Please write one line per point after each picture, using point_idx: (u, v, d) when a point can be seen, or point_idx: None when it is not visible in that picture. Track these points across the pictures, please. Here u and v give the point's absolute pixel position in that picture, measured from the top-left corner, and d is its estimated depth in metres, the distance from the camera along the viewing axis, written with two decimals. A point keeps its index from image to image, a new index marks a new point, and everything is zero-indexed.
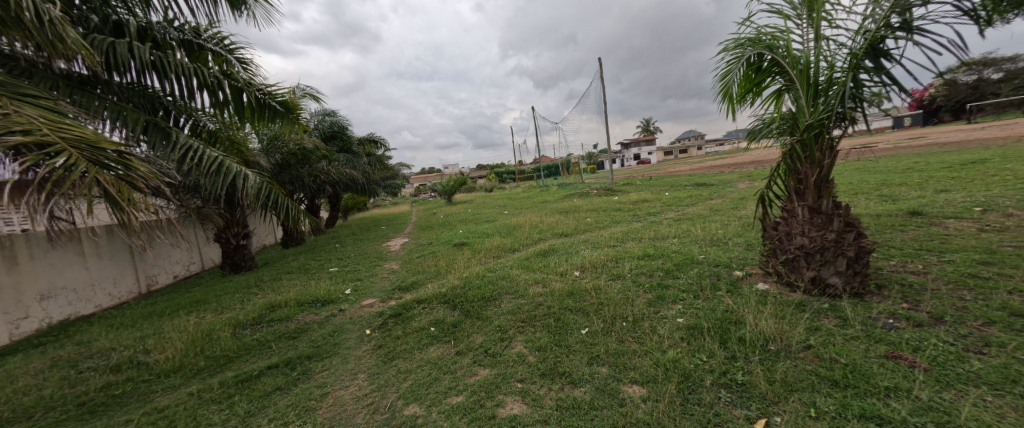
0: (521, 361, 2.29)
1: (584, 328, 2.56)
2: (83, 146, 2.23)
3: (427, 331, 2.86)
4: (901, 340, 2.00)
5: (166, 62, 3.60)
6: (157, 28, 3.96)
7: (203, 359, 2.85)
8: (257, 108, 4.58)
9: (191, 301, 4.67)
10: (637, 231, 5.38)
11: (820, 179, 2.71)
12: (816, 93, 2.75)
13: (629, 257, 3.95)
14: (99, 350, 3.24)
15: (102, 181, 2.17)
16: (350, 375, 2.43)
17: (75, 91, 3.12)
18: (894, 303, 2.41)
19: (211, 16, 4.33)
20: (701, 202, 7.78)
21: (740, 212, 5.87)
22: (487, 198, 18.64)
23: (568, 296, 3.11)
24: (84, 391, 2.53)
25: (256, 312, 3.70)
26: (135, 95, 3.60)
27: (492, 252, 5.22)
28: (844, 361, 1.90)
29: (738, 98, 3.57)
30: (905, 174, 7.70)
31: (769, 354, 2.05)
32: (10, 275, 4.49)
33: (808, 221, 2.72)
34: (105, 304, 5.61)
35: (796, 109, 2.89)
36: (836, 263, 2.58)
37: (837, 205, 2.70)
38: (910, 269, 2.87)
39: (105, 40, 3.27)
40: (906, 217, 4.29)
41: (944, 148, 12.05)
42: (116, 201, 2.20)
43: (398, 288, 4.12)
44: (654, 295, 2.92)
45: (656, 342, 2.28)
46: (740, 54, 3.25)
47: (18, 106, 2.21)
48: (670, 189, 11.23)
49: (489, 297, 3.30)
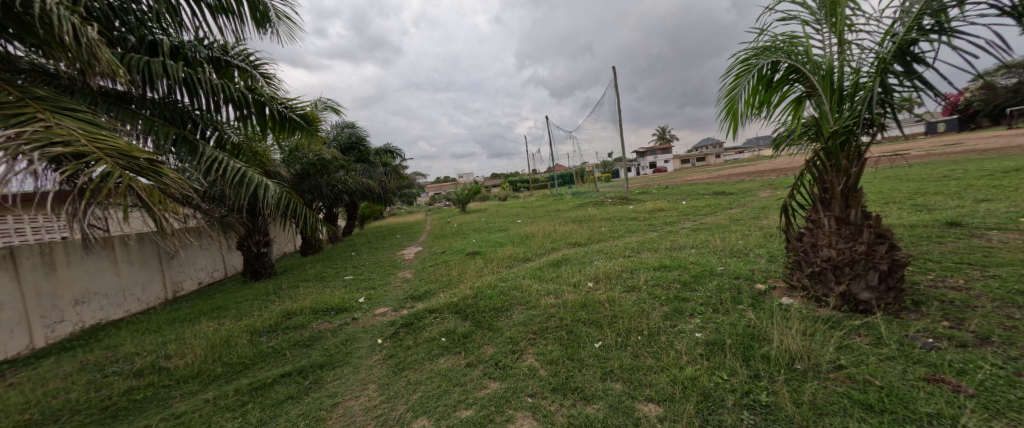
0: (532, 375, 2.22)
1: (597, 341, 2.47)
2: (119, 155, 2.33)
3: (438, 341, 2.84)
4: (944, 362, 1.82)
5: (196, 79, 3.82)
6: (188, 46, 4.23)
7: (220, 365, 2.90)
8: (279, 121, 4.84)
9: (213, 308, 4.79)
10: (653, 241, 5.24)
11: (848, 188, 2.50)
12: (841, 99, 2.57)
13: (644, 268, 3.83)
14: (123, 354, 3.30)
15: (136, 188, 2.28)
16: (360, 386, 2.42)
17: (112, 107, 3.32)
18: (933, 321, 2.21)
19: (238, 35, 4.58)
20: (720, 211, 7.60)
21: (762, 222, 5.65)
22: (501, 207, 18.56)
23: (581, 307, 3.03)
24: (108, 395, 2.59)
25: (272, 320, 3.75)
26: (166, 109, 3.82)
27: (504, 262, 5.21)
28: (879, 383, 1.74)
29: (750, 112, 3.44)
30: (942, 182, 7.31)
31: (795, 373, 1.90)
32: (48, 280, 4.75)
33: (835, 233, 2.52)
34: (134, 309, 5.86)
35: (820, 116, 2.72)
36: (867, 277, 2.35)
37: (867, 215, 2.48)
38: (950, 284, 2.68)
39: (141, 59, 3.49)
40: (943, 228, 4.05)
41: (983, 154, 11.50)
42: (149, 206, 2.31)
43: (411, 298, 4.12)
44: (670, 308, 2.79)
45: (673, 357, 2.16)
46: (751, 66, 3.13)
47: (59, 118, 2.31)
48: (687, 198, 10.92)
49: (501, 308, 3.26)
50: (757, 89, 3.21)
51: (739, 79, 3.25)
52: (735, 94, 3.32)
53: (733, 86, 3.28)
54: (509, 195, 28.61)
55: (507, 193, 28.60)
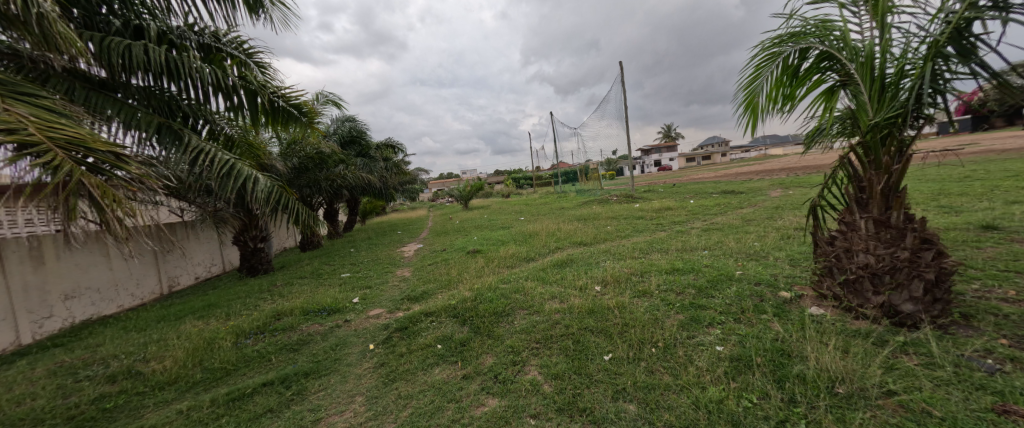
0: (536, 391, 2.00)
1: (607, 354, 2.24)
2: (73, 147, 2.09)
3: (433, 349, 2.62)
4: (1013, 390, 1.57)
5: (181, 65, 3.59)
6: (177, 32, 4.04)
7: (200, 371, 2.70)
8: (271, 112, 4.62)
9: (202, 306, 4.59)
10: (663, 241, 4.99)
11: (888, 187, 2.23)
12: (884, 87, 2.29)
13: (656, 271, 3.60)
14: (100, 356, 3.11)
15: (86, 185, 2.00)
16: (347, 398, 2.21)
17: (91, 93, 3.15)
18: (989, 338, 1.95)
19: (230, 21, 4.38)
20: (730, 210, 7.33)
21: (777, 222, 5.37)
22: (504, 204, 18.31)
23: (588, 314, 2.80)
24: (76, 402, 2.40)
25: (260, 320, 3.54)
26: (153, 98, 3.64)
27: (506, 261, 4.98)
28: (939, 414, 1.49)
29: (771, 106, 3.18)
30: (965, 182, 7.01)
31: (838, 399, 1.65)
32: (36, 275, 4.59)
33: (873, 237, 2.26)
34: (127, 304, 5.70)
35: (857, 107, 2.45)
36: (910, 287, 2.11)
37: (910, 218, 2.22)
38: (1000, 296, 2.41)
39: (121, 42, 3.27)
40: (979, 231, 3.77)
41: (1003, 154, 11.11)
42: (99, 206, 2.01)
43: (408, 299, 3.91)
44: (686, 316, 2.56)
45: (693, 375, 1.92)
46: (775, 55, 2.87)
47: (11, 104, 2.09)
48: (695, 197, 10.64)
49: (502, 313, 3.04)
50: (780, 81, 2.96)
51: (761, 69, 3.00)
52: (755, 86, 3.07)
53: (753, 78, 3.03)
54: (513, 192, 28.34)
55: (510, 190, 28.36)
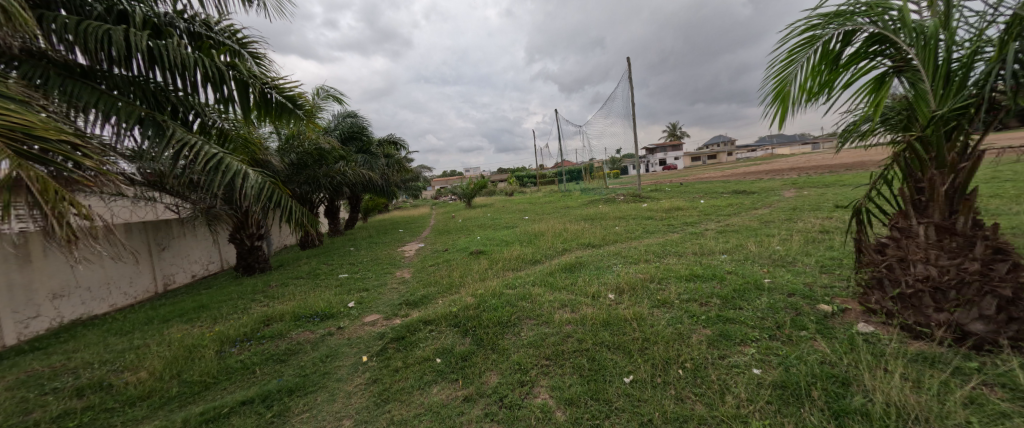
0: (547, 420, 1.75)
1: (626, 375, 1.98)
2: (17, 135, 1.85)
3: (431, 363, 2.37)
4: None
5: (165, 53, 3.34)
6: (164, 19, 3.79)
7: (177, 384, 2.47)
8: (263, 105, 4.36)
9: (192, 308, 4.38)
10: (677, 244, 4.70)
11: (954, 189, 1.97)
12: (949, 75, 2.02)
13: (673, 277, 3.32)
14: (75, 364, 2.89)
15: (24, 178, 1.77)
16: (333, 421, 1.97)
17: (66, 81, 2.93)
18: None
19: (220, 8, 4.13)
20: (745, 211, 7.02)
21: (799, 225, 5.06)
22: (507, 202, 18.01)
23: (603, 326, 2.53)
24: (37, 420, 2.17)
25: (248, 326, 3.31)
26: (138, 89, 3.40)
27: (511, 264, 4.71)
28: None
29: (805, 97, 2.88)
30: (996, 184, 6.64)
31: None
32: (22, 273, 4.38)
33: (934, 246, 2.00)
34: (120, 304, 5.50)
35: (915, 96, 2.19)
36: (981, 304, 1.86)
37: (978, 224, 1.96)
38: None
39: (100, 27, 3.02)
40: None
41: None
42: (37, 202, 1.78)
43: (405, 304, 3.66)
44: (714, 331, 2.29)
45: (731, 406, 1.66)
46: (813, 39, 2.57)
47: None
48: (705, 196, 10.30)
49: (507, 323, 2.78)
50: (818, 69, 2.66)
51: (795, 56, 2.70)
52: (787, 75, 2.78)
53: (786, 66, 2.74)
54: (516, 190, 28.04)
55: (513, 188, 28.06)
